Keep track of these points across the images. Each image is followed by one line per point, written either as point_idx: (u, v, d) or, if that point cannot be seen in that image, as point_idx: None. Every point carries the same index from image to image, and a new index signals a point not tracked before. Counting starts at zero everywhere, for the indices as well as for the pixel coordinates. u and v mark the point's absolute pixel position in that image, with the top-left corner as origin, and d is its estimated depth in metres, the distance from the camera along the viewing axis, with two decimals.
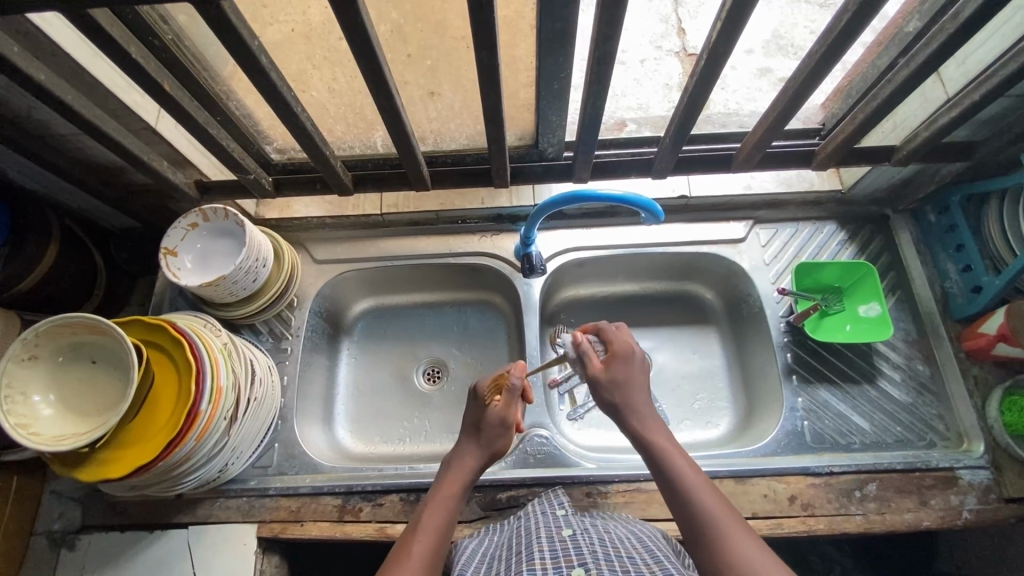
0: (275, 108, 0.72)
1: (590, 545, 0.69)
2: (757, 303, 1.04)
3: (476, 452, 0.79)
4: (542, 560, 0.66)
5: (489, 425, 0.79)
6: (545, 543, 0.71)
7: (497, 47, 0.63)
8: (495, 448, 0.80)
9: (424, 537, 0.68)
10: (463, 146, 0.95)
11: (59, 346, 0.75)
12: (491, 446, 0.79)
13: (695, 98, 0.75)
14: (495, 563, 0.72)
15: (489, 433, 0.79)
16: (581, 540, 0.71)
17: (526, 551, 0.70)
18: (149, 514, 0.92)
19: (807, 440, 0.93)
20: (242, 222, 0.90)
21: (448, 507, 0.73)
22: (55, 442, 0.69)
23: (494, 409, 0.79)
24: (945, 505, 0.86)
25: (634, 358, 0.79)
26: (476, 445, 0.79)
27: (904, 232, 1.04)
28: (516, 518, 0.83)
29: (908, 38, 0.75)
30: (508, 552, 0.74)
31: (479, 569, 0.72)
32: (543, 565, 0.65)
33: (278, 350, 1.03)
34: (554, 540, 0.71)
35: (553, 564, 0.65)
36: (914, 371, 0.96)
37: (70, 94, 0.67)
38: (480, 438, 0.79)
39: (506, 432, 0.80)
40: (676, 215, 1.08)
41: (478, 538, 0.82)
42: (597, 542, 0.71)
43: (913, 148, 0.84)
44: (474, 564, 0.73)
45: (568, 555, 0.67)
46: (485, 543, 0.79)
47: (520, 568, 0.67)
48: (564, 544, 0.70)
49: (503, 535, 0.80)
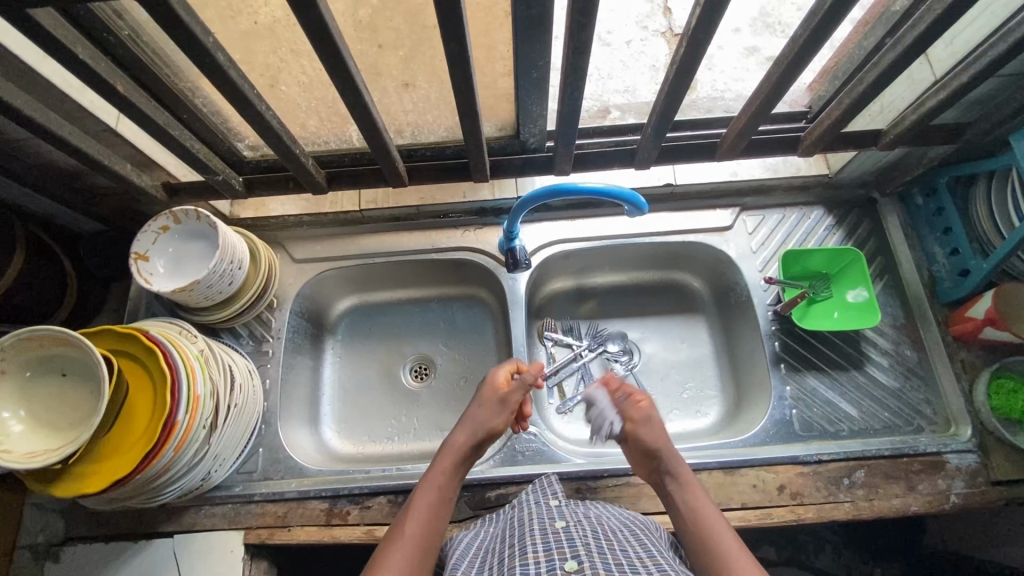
0: (238, 106, 0.69)
1: (584, 537, 0.69)
2: (745, 291, 1.03)
3: (469, 430, 0.82)
4: (535, 554, 0.66)
5: (490, 404, 0.85)
6: (539, 535, 0.70)
7: (467, 38, 0.61)
8: (490, 426, 0.83)
9: (417, 514, 0.72)
10: (443, 138, 0.94)
11: (28, 360, 0.72)
12: (487, 424, 0.83)
13: (678, 84, 0.72)
14: (489, 555, 0.71)
15: (489, 409, 0.84)
16: (574, 532, 0.70)
17: (520, 544, 0.69)
18: (134, 524, 0.91)
19: (796, 428, 0.92)
20: (213, 223, 0.87)
21: (440, 484, 0.77)
22: (29, 458, 0.67)
23: (503, 395, 0.85)
24: (932, 489, 0.87)
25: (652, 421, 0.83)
26: (472, 423, 0.83)
27: (892, 216, 1.03)
28: (510, 508, 0.83)
29: (895, 17, 0.73)
30: (502, 544, 0.73)
31: (472, 563, 0.71)
32: (535, 560, 0.64)
33: (260, 353, 1.01)
34: (548, 532, 0.70)
35: (546, 556, 0.64)
36: (902, 356, 0.96)
37: (19, 97, 0.64)
38: (478, 417, 0.84)
39: (503, 412, 0.85)
40: (662, 204, 1.06)
41: (473, 530, 0.81)
42: (590, 534, 0.70)
43: (901, 132, 0.83)
44: (468, 559, 0.72)
45: (561, 547, 0.66)
46: (480, 535, 0.79)
47: (514, 561, 0.66)
48: (557, 536, 0.69)
49: (499, 524, 0.80)
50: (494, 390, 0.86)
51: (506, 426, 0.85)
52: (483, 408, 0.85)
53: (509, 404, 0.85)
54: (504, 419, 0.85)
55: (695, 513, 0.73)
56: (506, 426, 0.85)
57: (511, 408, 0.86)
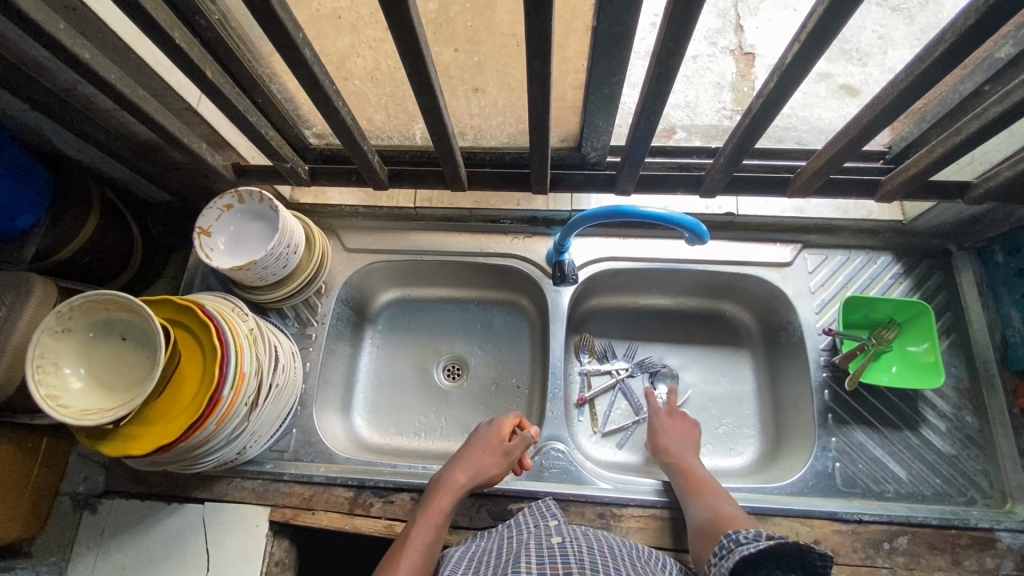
0: (314, 98, 0.70)
1: (580, 553, 0.69)
2: (798, 332, 0.99)
3: (467, 474, 0.84)
4: (528, 563, 0.66)
5: (491, 451, 0.86)
6: (534, 548, 0.70)
7: (549, 54, 0.61)
8: (490, 474, 0.84)
9: (411, 554, 0.74)
10: (503, 144, 0.93)
11: (92, 321, 0.75)
12: (487, 469, 0.84)
13: (759, 118, 0.70)
14: (482, 565, 0.72)
15: (490, 457, 0.85)
16: (570, 548, 0.70)
17: (515, 555, 0.70)
18: (169, 486, 0.94)
19: (837, 482, 0.88)
20: (275, 207, 0.89)
21: (438, 523, 0.79)
22: (82, 415, 0.70)
23: (507, 446, 0.87)
24: (980, 567, 0.81)
25: (679, 433, 0.94)
26: (469, 468, 0.84)
27: (966, 271, 0.97)
28: (505, 526, 0.81)
29: (999, 65, 0.69)
30: (494, 558, 0.72)
31: (467, 571, 0.71)
32: (528, 569, 0.65)
33: (303, 336, 1.03)
34: (543, 546, 0.71)
35: (538, 569, 0.65)
36: (961, 422, 0.90)
37: (114, 74, 0.67)
38: (477, 462, 0.85)
39: (507, 463, 0.86)
40: (720, 233, 1.02)
41: (463, 544, 0.79)
42: (586, 551, 0.70)
43: (992, 187, 0.78)
44: (463, 567, 0.72)
45: (554, 562, 0.67)
46: (471, 548, 0.78)
47: (507, 570, 0.66)
48: (552, 551, 0.69)
49: (498, 534, 0.80)
50: (499, 436, 0.88)
51: (502, 475, 0.86)
52: (486, 451, 0.86)
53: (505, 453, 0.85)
54: (502, 467, 0.85)
55: (697, 471, 0.86)
56: (502, 475, 0.86)
57: (513, 460, 0.86)
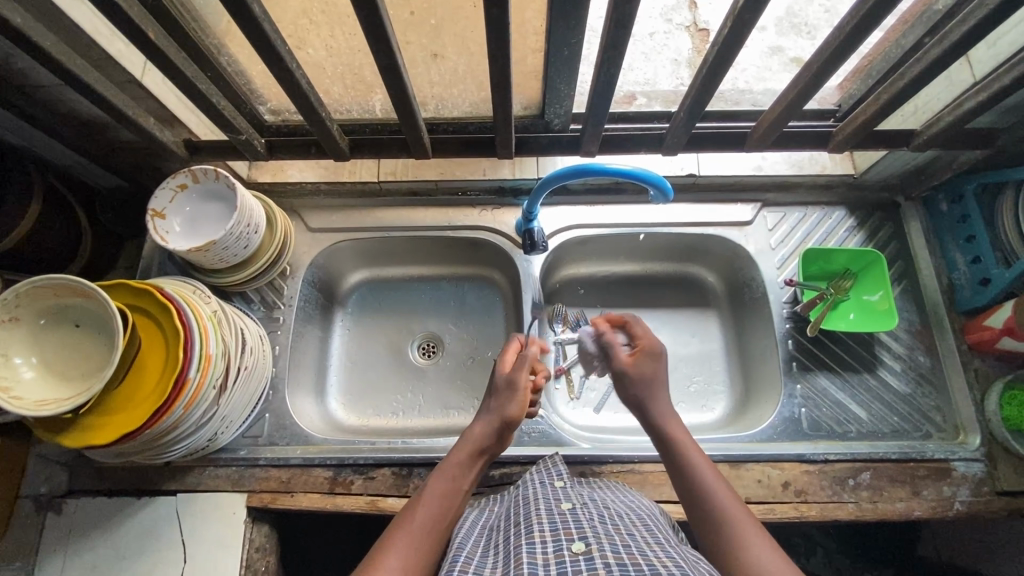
0: (267, 62, 0.68)
1: (591, 519, 0.64)
2: (761, 288, 1.02)
3: (485, 421, 0.77)
4: (541, 532, 0.61)
5: (503, 392, 0.80)
6: (544, 514, 0.65)
7: (508, 4, 0.60)
8: (508, 415, 0.77)
9: (426, 512, 0.68)
10: (466, 114, 0.92)
11: (41, 308, 0.72)
12: (507, 412, 0.77)
13: (715, 69, 0.71)
14: (494, 535, 0.67)
15: (503, 398, 0.79)
16: (581, 513, 0.65)
17: (524, 523, 0.65)
18: (138, 481, 0.91)
19: (804, 427, 0.92)
20: (232, 185, 0.86)
21: (456, 475, 0.72)
22: (38, 406, 0.66)
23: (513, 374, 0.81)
24: (937, 495, 0.86)
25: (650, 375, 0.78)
26: (487, 416, 0.78)
27: (914, 221, 1.02)
28: (514, 487, 0.79)
29: (937, 16, 0.72)
30: (505, 529, 0.68)
31: (478, 541, 0.67)
32: (541, 538, 0.60)
33: (270, 319, 1.00)
34: (554, 512, 0.66)
35: (552, 536, 0.60)
36: (915, 362, 0.95)
37: (48, 41, 0.63)
38: (492, 407, 0.79)
39: (521, 398, 0.79)
40: (684, 195, 1.05)
41: (478, 509, 0.78)
42: (599, 518, 0.65)
43: (936, 133, 0.82)
44: (473, 538, 0.67)
45: (568, 527, 0.61)
46: (485, 513, 0.76)
47: (519, 541, 0.61)
48: (563, 517, 0.64)
49: (502, 507, 0.75)
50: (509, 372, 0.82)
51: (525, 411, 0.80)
52: (504, 395, 0.79)
53: (523, 382, 0.80)
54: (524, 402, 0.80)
55: (670, 436, 0.72)
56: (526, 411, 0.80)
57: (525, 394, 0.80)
